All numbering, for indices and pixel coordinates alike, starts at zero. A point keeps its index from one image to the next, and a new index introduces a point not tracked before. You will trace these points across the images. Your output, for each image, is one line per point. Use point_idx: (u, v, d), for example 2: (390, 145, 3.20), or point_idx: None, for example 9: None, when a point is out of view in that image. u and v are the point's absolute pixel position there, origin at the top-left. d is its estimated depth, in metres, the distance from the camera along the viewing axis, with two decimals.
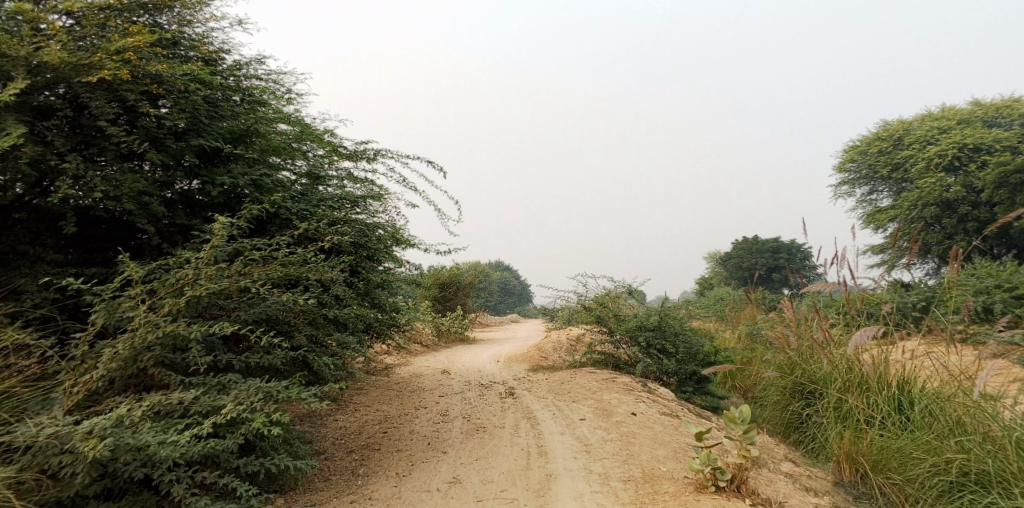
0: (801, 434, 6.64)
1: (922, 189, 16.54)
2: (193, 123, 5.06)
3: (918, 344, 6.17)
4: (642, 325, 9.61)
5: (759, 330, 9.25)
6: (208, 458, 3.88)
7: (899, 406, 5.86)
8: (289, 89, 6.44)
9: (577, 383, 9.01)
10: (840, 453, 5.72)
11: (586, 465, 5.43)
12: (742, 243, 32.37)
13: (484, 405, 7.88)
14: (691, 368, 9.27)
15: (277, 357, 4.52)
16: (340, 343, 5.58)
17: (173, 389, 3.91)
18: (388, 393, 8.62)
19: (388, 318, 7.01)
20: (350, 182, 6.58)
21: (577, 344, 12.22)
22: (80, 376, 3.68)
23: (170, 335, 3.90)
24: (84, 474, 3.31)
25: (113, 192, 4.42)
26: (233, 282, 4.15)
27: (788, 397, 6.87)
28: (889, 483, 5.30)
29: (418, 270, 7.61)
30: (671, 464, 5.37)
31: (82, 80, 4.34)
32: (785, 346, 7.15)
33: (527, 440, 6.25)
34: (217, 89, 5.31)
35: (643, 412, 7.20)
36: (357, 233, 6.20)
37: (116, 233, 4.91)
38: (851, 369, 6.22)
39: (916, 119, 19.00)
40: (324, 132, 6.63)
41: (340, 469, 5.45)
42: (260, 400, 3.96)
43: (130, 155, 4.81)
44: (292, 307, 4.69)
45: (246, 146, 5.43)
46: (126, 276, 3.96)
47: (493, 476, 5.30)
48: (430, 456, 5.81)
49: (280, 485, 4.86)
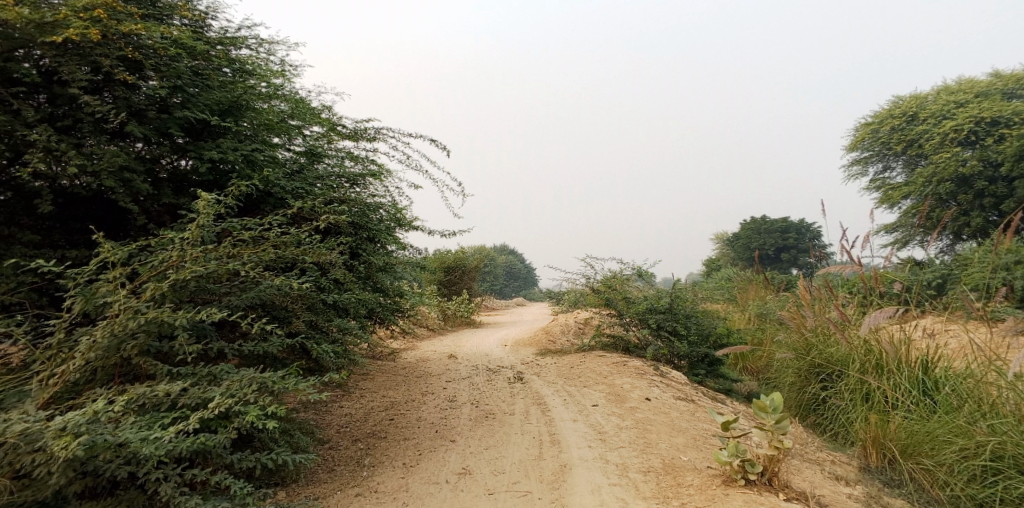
0: (819, 416, 6.29)
1: (937, 164, 16.06)
2: (179, 95, 4.76)
3: (935, 321, 5.94)
4: (651, 308, 9.29)
5: (772, 310, 8.93)
6: (199, 454, 3.60)
7: (924, 388, 5.54)
8: (283, 62, 6.12)
9: (586, 367, 8.74)
10: (866, 437, 5.39)
11: (602, 454, 5.16)
12: (751, 223, 31.95)
13: (492, 391, 7.62)
14: (703, 351, 8.95)
15: (272, 344, 4.23)
16: (341, 329, 5.30)
17: (160, 380, 3.64)
18: (394, 379, 8.38)
19: (390, 303, 6.71)
20: (349, 160, 6.26)
21: (584, 327, 11.96)
22: (57, 366, 3.42)
23: (155, 321, 3.62)
24: (59, 474, 3.04)
25: (92, 168, 4.14)
26: (221, 264, 3.86)
27: (804, 379, 6.53)
28: (920, 468, 4.96)
29: (422, 252, 7.33)
30: (691, 453, 5.11)
31: (47, 40, 4.07)
32: (801, 326, 6.80)
33: (537, 427, 5.98)
34: (202, 56, 4.99)
35: (658, 397, 6.92)
36: (356, 213, 5.88)
37: (99, 213, 4.63)
38: (871, 350, 5.92)
39: (932, 92, 18.44)
40: (321, 109, 6.31)
41: (344, 460, 5.19)
42: (254, 391, 3.68)
43: (112, 131, 4.50)
44: (288, 292, 4.39)
45: (236, 119, 5.11)
46: (104, 257, 3.67)
47: (504, 467, 5.02)
48: (438, 445, 5.54)
49: (281, 478, 4.61)
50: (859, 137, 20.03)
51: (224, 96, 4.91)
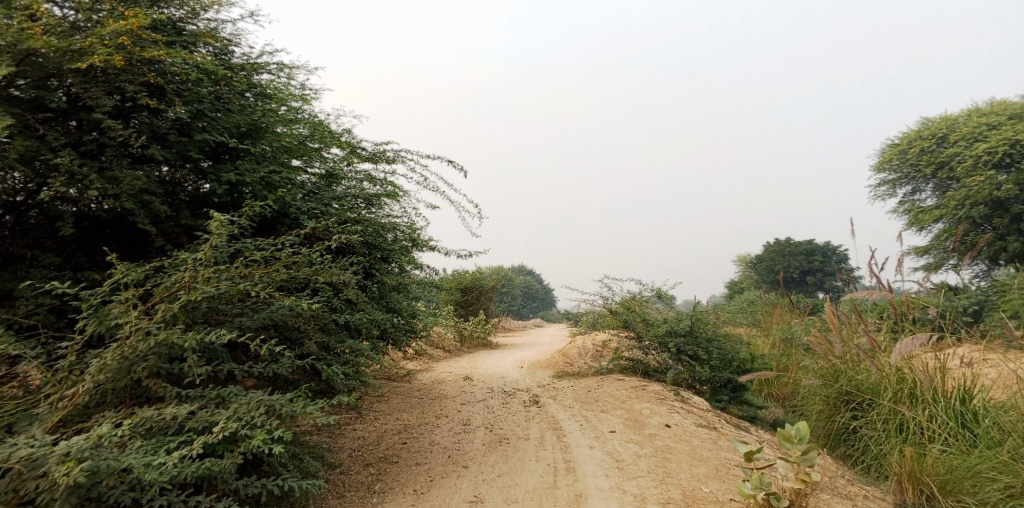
0: (850, 447, 5.99)
1: (970, 187, 15.65)
2: (199, 118, 4.76)
3: (972, 350, 5.73)
4: (672, 331, 9.10)
5: (798, 335, 8.68)
6: (204, 480, 3.51)
7: (963, 420, 5.32)
8: (303, 85, 6.15)
9: (604, 391, 8.55)
10: (901, 471, 5.11)
11: (619, 484, 4.98)
12: (774, 246, 31.50)
13: (507, 415, 7.46)
14: (725, 376, 8.72)
15: (282, 366, 4.16)
16: (353, 351, 5.21)
17: (168, 403, 3.57)
18: (409, 401, 8.27)
19: (404, 323, 6.63)
20: (367, 182, 6.24)
21: (603, 350, 11.78)
22: (68, 389, 3.37)
23: (166, 343, 3.56)
24: (63, 501, 2.96)
25: (111, 191, 4.13)
26: (233, 285, 3.81)
27: (833, 407, 6.23)
28: (960, 506, 4.71)
29: (439, 273, 7.26)
30: (714, 485, 4.91)
31: (71, 67, 4.07)
32: (828, 353, 6.56)
33: (553, 454, 5.81)
34: (223, 81, 5.01)
35: (678, 424, 6.72)
36: (370, 233, 5.84)
37: (119, 236, 4.61)
38: (904, 379, 5.69)
39: (962, 114, 18.04)
40: (341, 132, 6.32)
41: (355, 485, 5.07)
42: (261, 414, 3.60)
43: (132, 153, 4.51)
44: (301, 313, 4.34)
45: (254, 140, 5.11)
46: (118, 279, 3.64)
47: (518, 496, 4.86)
48: (450, 471, 5.40)
49: (290, 504, 4.50)
50: (886, 158, 19.69)
51: (243, 118, 4.92)
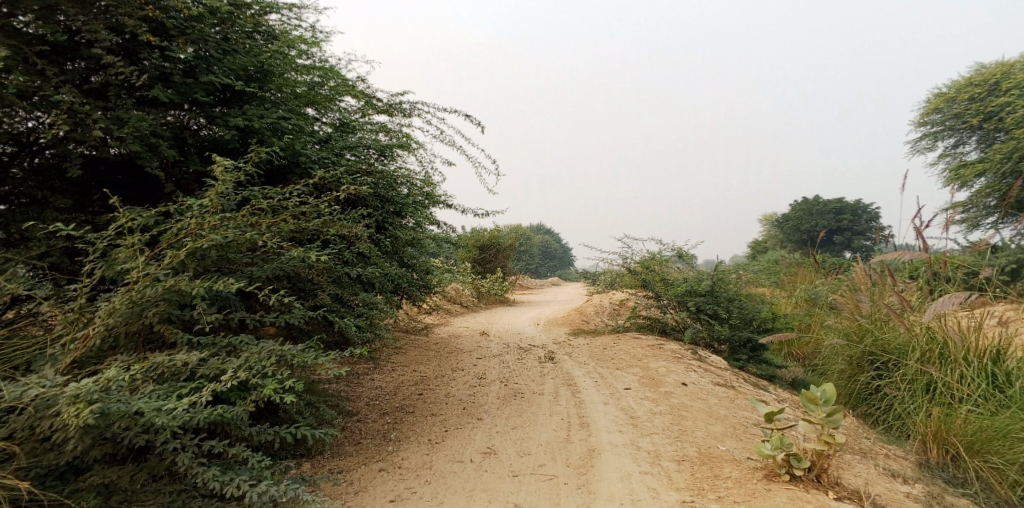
0: (870, 407, 5.89)
1: (1018, 139, 14.81)
2: (204, 60, 4.64)
3: (1007, 310, 5.53)
4: (691, 290, 8.95)
5: (822, 295, 8.47)
6: (218, 426, 3.50)
7: (994, 381, 5.19)
8: (313, 28, 5.98)
9: (620, 349, 8.50)
10: (925, 431, 5.00)
11: (633, 440, 4.93)
12: (803, 205, 30.80)
13: (522, 370, 7.44)
14: (745, 335, 8.59)
15: (295, 316, 4.12)
16: (367, 303, 5.17)
17: (179, 350, 3.54)
18: (426, 354, 8.29)
19: (418, 277, 6.57)
20: (382, 133, 6.13)
21: (621, 308, 11.71)
22: (79, 330, 3.35)
23: (174, 289, 3.52)
24: (76, 442, 2.95)
25: (117, 132, 4.05)
26: (240, 233, 3.75)
27: (854, 367, 6.10)
28: (986, 467, 4.59)
29: (454, 229, 7.16)
30: (730, 443, 4.85)
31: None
32: (854, 312, 6.39)
33: (567, 409, 5.78)
34: (229, 21, 4.86)
35: (694, 382, 6.64)
36: (383, 185, 5.71)
37: (130, 181, 4.56)
38: (935, 339, 5.52)
39: (1019, 60, 16.90)
40: (355, 81, 6.19)
41: (371, 433, 5.09)
42: (273, 364, 3.56)
43: (139, 95, 4.41)
44: (314, 264, 4.28)
45: (262, 84, 4.97)
46: (122, 222, 3.57)
47: (531, 448, 4.85)
48: (465, 423, 5.40)
49: (307, 450, 4.54)
50: (932, 109, 18.79)
51: (249, 60, 4.77)
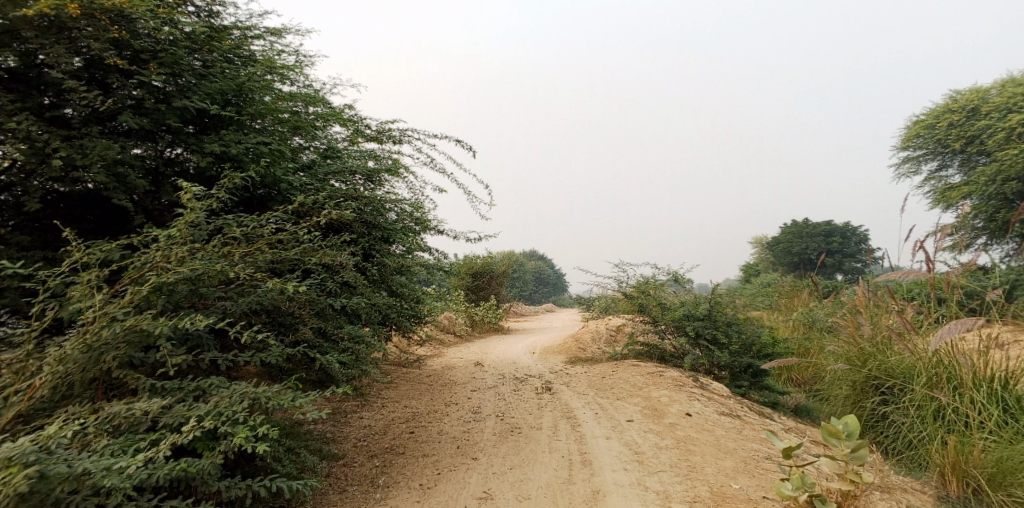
0: (878, 435, 5.59)
1: (1002, 161, 14.69)
2: (178, 84, 4.39)
3: (1007, 330, 5.32)
4: (689, 314, 8.66)
5: (823, 317, 8.21)
6: (183, 481, 3.16)
7: (1005, 407, 4.88)
8: (297, 52, 5.78)
9: (619, 377, 8.17)
10: (943, 463, 4.65)
11: (640, 479, 4.60)
12: (792, 227, 30.74)
13: (519, 403, 7.09)
14: (746, 360, 8.23)
15: (272, 353, 3.80)
16: (353, 338, 4.85)
17: (140, 396, 3.21)
18: (418, 388, 7.93)
19: (408, 307, 6.26)
20: (368, 158, 5.88)
21: (617, 335, 11.40)
22: (24, 381, 3.03)
23: (136, 330, 3.20)
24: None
25: (79, 161, 3.76)
26: (211, 265, 3.46)
27: (859, 392, 5.80)
28: (1010, 500, 4.28)
29: (446, 257, 6.89)
30: (744, 480, 4.52)
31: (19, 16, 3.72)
32: (854, 335, 6.13)
33: (567, 446, 5.44)
34: (205, 44, 4.64)
35: (699, 412, 6.32)
36: (369, 212, 5.43)
37: (93, 214, 4.26)
38: (941, 362, 5.24)
39: (994, 86, 17.02)
40: (341, 106, 5.97)
41: (358, 479, 4.74)
42: (244, 409, 3.23)
43: (107, 124, 4.16)
44: (293, 296, 3.98)
45: (240, 107, 4.72)
46: (79, 258, 3.28)
47: (531, 492, 4.49)
48: (459, 464, 5.04)
49: (287, 500, 4.19)
50: (913, 134, 18.84)
51: (226, 84, 4.54)
